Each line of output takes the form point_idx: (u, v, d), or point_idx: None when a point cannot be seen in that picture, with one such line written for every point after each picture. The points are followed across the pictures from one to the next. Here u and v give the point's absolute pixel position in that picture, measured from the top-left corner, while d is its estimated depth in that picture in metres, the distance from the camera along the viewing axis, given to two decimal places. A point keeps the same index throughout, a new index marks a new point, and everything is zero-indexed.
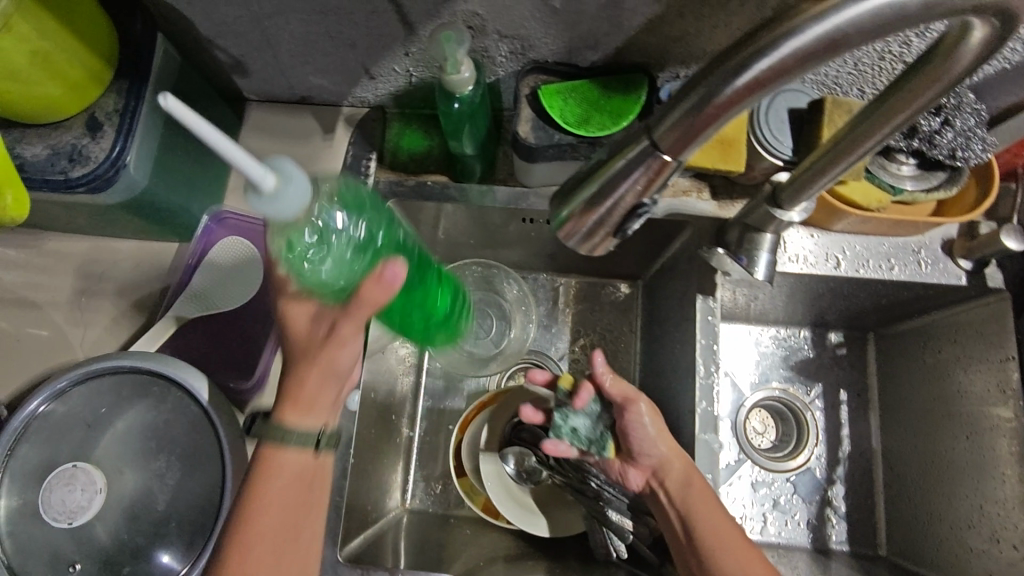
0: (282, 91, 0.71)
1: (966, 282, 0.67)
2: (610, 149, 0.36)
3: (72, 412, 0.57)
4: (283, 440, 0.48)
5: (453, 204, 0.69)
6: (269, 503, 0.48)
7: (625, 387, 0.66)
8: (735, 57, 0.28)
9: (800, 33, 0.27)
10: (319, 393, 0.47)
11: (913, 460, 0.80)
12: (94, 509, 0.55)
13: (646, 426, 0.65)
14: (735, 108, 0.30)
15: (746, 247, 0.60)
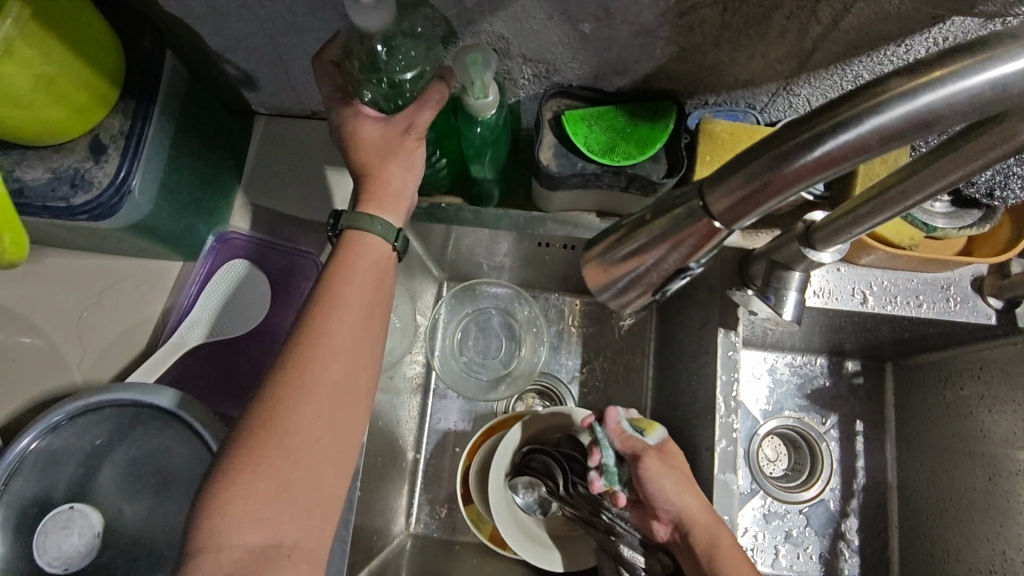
0: (293, 106, 0.69)
1: (995, 320, 0.65)
2: (653, 205, 0.34)
3: (70, 443, 0.55)
4: (364, 226, 0.49)
5: (467, 228, 0.67)
6: (343, 301, 0.46)
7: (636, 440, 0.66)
8: (809, 130, 0.26)
9: (886, 109, 0.25)
10: (396, 184, 0.50)
11: (930, 496, 0.78)
12: (91, 554, 0.52)
13: (664, 482, 0.62)
14: (803, 183, 0.28)
15: (774, 285, 0.57)
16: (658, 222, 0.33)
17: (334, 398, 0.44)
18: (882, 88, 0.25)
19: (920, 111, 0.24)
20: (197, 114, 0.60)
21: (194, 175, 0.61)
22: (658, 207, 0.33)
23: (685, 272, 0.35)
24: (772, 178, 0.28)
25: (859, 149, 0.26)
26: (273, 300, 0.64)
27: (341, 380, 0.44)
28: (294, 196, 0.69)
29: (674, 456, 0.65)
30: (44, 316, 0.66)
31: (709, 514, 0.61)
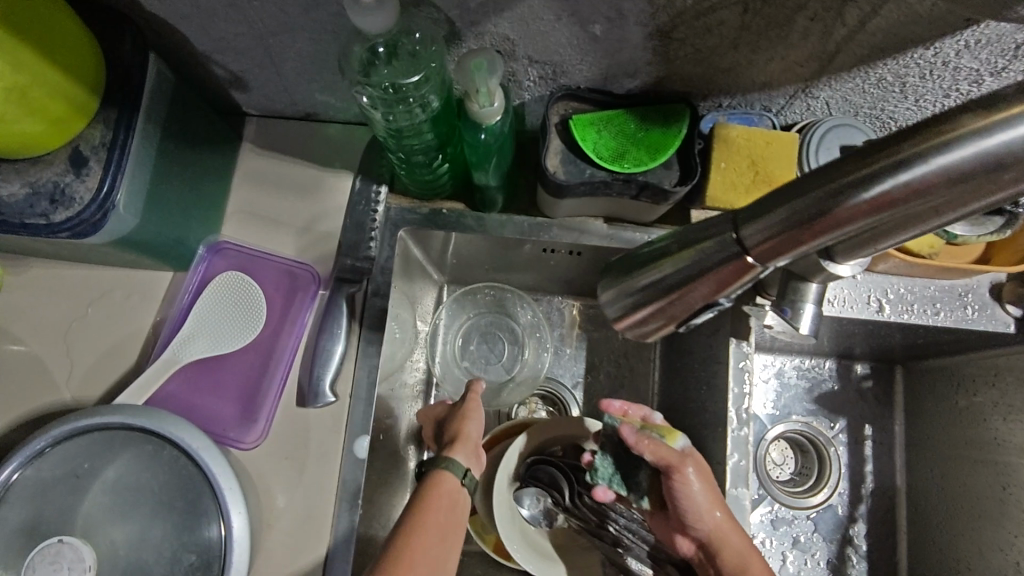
0: (284, 107, 0.65)
1: (1016, 329, 0.63)
2: (686, 233, 0.36)
3: (57, 468, 0.53)
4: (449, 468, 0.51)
5: (469, 235, 0.64)
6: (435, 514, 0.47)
7: (673, 453, 0.55)
8: (867, 168, 0.29)
9: (951, 149, 0.27)
10: (474, 434, 0.55)
11: (939, 502, 0.77)
12: None
13: (697, 501, 0.56)
14: (855, 220, 0.30)
15: (790, 297, 0.55)
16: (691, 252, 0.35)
17: (438, 544, 0.46)
18: (951, 125, 0.27)
19: (984, 151, 0.26)
20: (182, 120, 0.56)
21: (183, 185, 0.58)
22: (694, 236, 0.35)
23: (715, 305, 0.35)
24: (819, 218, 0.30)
25: (916, 189, 0.28)
26: (269, 314, 0.63)
27: (439, 555, 0.46)
28: (289, 204, 0.66)
29: (704, 467, 0.57)
30: (27, 331, 0.63)
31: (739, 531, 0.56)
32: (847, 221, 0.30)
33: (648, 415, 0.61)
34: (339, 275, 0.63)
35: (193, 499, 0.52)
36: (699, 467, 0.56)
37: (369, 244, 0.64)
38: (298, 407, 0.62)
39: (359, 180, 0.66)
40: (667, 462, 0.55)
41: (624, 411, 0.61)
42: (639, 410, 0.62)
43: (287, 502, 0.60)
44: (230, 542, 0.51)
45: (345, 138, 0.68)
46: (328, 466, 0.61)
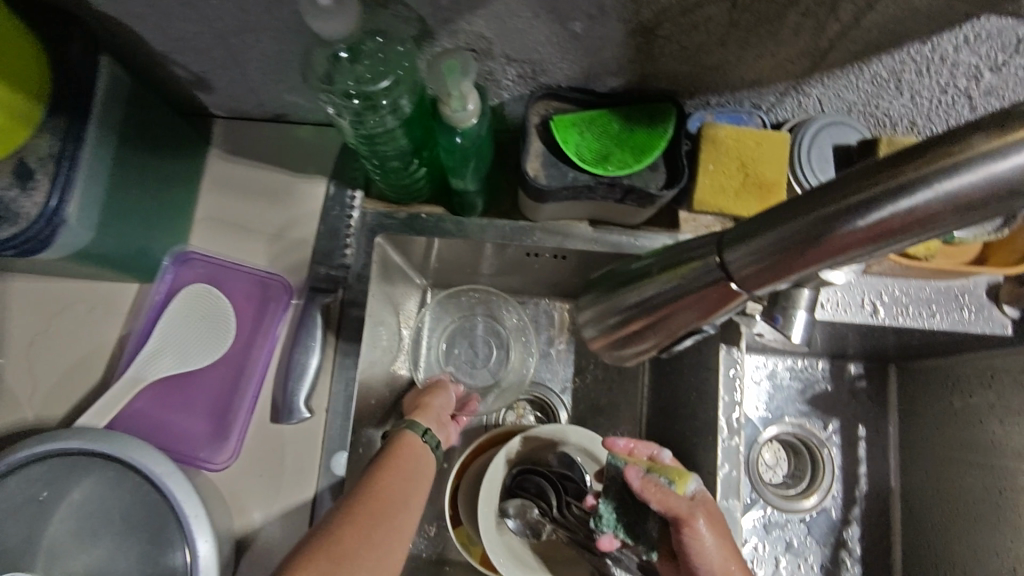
0: (253, 108, 0.62)
1: (1012, 330, 0.62)
2: (664, 258, 0.36)
3: (14, 496, 0.50)
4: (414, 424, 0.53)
5: (449, 240, 0.62)
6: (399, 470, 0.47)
7: (682, 504, 0.51)
8: (863, 194, 0.27)
9: (959, 173, 0.24)
10: (438, 403, 0.60)
11: (933, 504, 0.75)
12: None
13: (710, 552, 0.51)
14: (852, 247, 0.28)
15: (782, 304, 0.52)
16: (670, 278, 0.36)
17: (408, 483, 0.46)
18: (960, 146, 0.24)
19: (994, 177, 0.23)
20: (140, 125, 0.53)
21: (143, 194, 0.55)
22: (676, 260, 0.35)
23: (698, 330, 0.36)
24: (810, 245, 0.29)
25: (917, 217, 0.25)
26: (240, 328, 0.60)
27: (409, 489, 0.46)
28: (260, 210, 0.63)
29: (716, 518, 0.52)
30: None
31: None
32: (841, 249, 0.28)
33: (655, 453, 0.60)
34: (313, 285, 0.61)
35: (158, 527, 0.50)
36: (710, 515, 0.52)
37: (344, 251, 0.61)
38: (272, 422, 0.59)
39: (332, 184, 0.63)
40: (674, 513, 0.51)
41: (629, 451, 0.60)
42: (646, 448, 0.60)
43: (262, 519, 0.58)
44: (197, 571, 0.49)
45: (318, 140, 0.65)
46: (304, 483, 0.58)
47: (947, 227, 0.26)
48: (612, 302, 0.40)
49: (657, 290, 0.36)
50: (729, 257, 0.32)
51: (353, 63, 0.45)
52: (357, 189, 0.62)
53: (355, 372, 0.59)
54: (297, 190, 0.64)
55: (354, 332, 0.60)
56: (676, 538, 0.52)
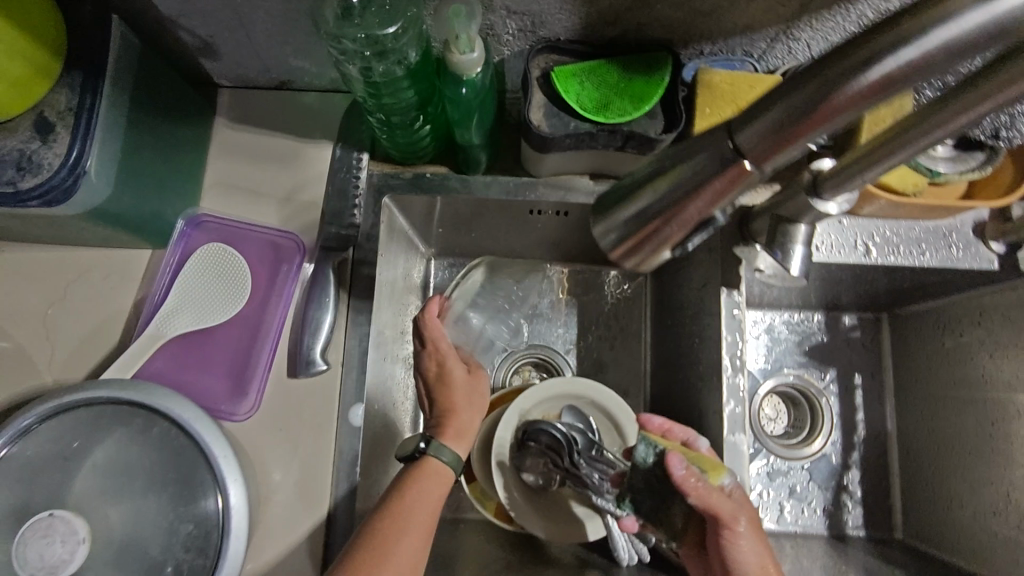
0: (258, 75, 0.64)
1: (999, 266, 0.64)
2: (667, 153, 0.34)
3: (46, 445, 0.51)
4: (440, 454, 0.52)
5: (453, 195, 0.64)
6: (415, 506, 0.48)
7: (732, 510, 0.50)
8: (864, 51, 0.26)
9: (959, 16, 0.24)
10: (468, 419, 0.55)
11: (927, 444, 0.78)
12: (78, 561, 0.48)
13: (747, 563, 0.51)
14: (852, 109, 0.27)
15: (780, 240, 0.56)
16: (671, 175, 0.33)
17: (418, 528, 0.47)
18: None
19: (996, 12, 0.23)
20: (151, 88, 0.55)
21: (156, 157, 0.56)
22: (669, 163, 0.33)
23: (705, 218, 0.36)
24: (813, 113, 0.28)
25: (920, 64, 0.25)
26: (254, 287, 0.62)
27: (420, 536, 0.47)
28: (269, 174, 0.65)
29: (756, 521, 0.52)
30: (5, 316, 0.61)
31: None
32: (842, 110, 0.27)
33: (690, 441, 0.61)
34: (325, 244, 0.62)
35: (189, 472, 0.52)
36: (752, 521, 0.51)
37: (353, 212, 0.63)
38: (290, 378, 0.61)
39: (338, 147, 0.64)
40: (720, 518, 0.50)
41: (664, 431, 0.62)
42: (682, 433, 0.62)
43: (283, 478, 0.60)
44: (228, 514, 0.50)
45: (322, 107, 0.66)
46: (324, 439, 0.60)
47: (940, 69, 0.26)
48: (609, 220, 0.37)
49: (654, 199, 0.34)
50: (740, 139, 0.31)
51: (362, 11, 0.47)
52: (364, 152, 0.64)
53: (369, 329, 0.60)
54: (305, 155, 0.65)
55: (366, 289, 0.62)
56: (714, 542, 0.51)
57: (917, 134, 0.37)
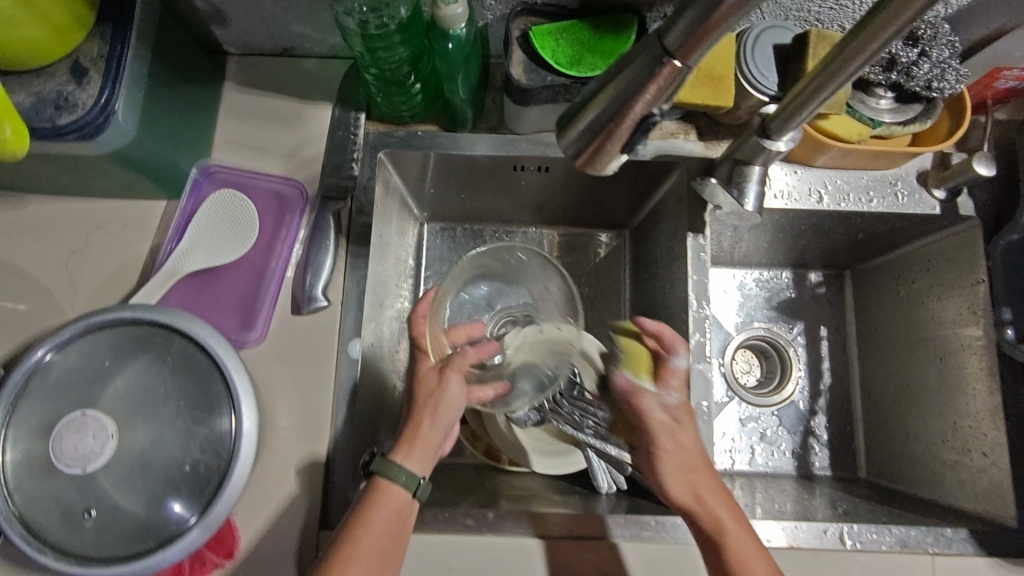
0: (264, 42, 0.70)
1: (940, 211, 0.71)
2: (612, 67, 0.37)
3: (82, 359, 0.57)
4: (391, 475, 0.55)
5: (442, 151, 0.70)
6: (378, 515, 0.54)
7: (671, 412, 0.63)
8: None
9: None
10: (428, 435, 0.58)
11: (884, 388, 0.83)
12: (106, 455, 0.54)
13: (695, 486, 0.60)
14: (744, 7, 0.31)
15: (736, 179, 0.62)
16: (616, 83, 0.37)
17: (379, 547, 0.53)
18: None
19: None
20: (169, 47, 0.61)
21: (173, 110, 0.62)
22: (616, 70, 0.37)
23: (649, 120, 0.37)
24: (714, 14, 0.31)
25: None
26: (260, 233, 0.67)
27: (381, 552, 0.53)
28: (273, 132, 0.71)
29: (693, 425, 0.64)
30: (32, 260, 0.67)
31: (755, 543, 0.57)
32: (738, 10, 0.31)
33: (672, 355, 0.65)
34: (326, 194, 0.68)
35: (205, 384, 0.57)
36: (691, 438, 0.62)
37: (351, 164, 0.69)
38: (293, 314, 0.66)
39: (337, 107, 0.71)
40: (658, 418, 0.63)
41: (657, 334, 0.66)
42: (671, 338, 0.66)
43: (287, 406, 0.65)
44: (240, 436, 0.55)
45: (322, 72, 0.73)
46: (324, 371, 0.66)
47: None
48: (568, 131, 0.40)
49: (604, 103, 0.38)
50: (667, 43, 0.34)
51: None
52: (361, 111, 0.70)
53: (366, 272, 0.66)
54: (306, 115, 0.71)
55: (362, 233, 0.67)
56: (663, 453, 0.62)
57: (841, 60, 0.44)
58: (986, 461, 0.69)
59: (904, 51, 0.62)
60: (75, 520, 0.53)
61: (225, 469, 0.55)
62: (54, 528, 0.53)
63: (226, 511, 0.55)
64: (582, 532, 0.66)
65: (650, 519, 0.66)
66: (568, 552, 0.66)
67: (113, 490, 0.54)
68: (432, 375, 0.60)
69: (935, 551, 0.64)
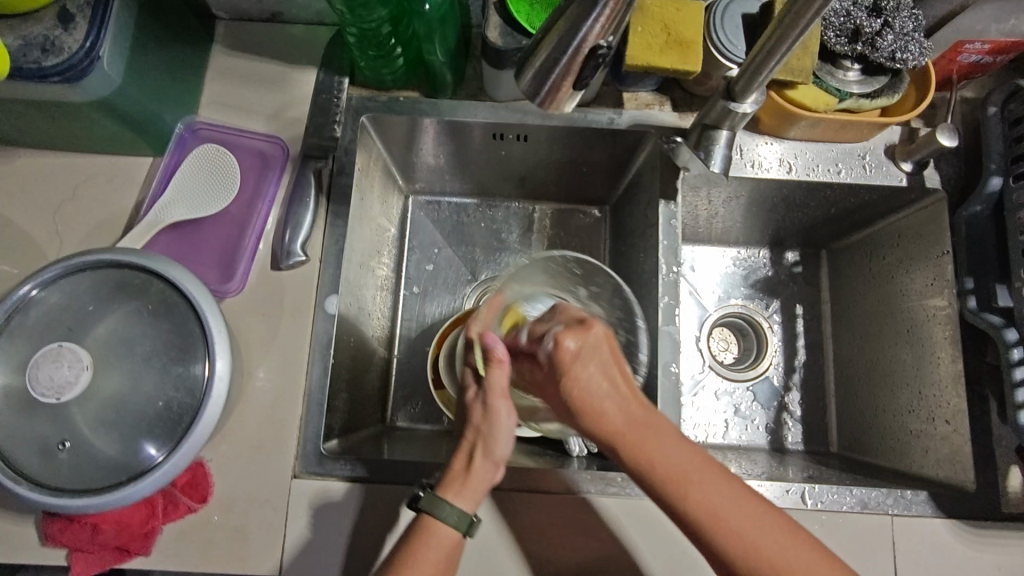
0: (252, 7, 0.73)
1: (907, 182, 0.74)
2: (557, 15, 0.41)
3: (65, 298, 0.59)
4: (439, 515, 0.52)
5: (427, 119, 0.73)
6: (425, 550, 0.52)
7: (572, 343, 0.49)
8: None
9: None
10: (478, 474, 0.54)
11: (857, 364, 0.83)
12: (82, 385, 0.55)
13: (609, 412, 0.49)
14: None
15: (704, 143, 0.64)
16: (563, 23, 0.40)
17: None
18: None
19: None
20: (158, 4, 0.63)
21: (160, 65, 0.64)
22: (561, 11, 0.40)
23: (597, 51, 0.41)
24: None
25: None
26: (242, 189, 0.69)
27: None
28: (259, 94, 0.73)
29: (597, 342, 0.50)
30: (21, 210, 0.69)
31: (678, 439, 0.49)
32: None
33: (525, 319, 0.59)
34: (307, 153, 0.70)
35: (182, 325, 0.59)
36: (604, 348, 0.50)
37: (333, 126, 0.71)
38: (272, 269, 0.68)
39: (321, 71, 0.73)
40: (557, 354, 0.50)
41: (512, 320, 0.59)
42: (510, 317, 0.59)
43: (263, 356, 0.67)
44: (212, 379, 0.57)
45: (307, 37, 0.75)
46: (300, 324, 0.67)
47: None
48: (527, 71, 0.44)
49: (553, 43, 0.41)
50: None
51: None
52: (344, 76, 0.73)
53: (345, 230, 0.68)
54: (291, 77, 0.73)
55: (342, 195, 0.69)
56: (562, 389, 0.50)
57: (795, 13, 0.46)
58: (949, 428, 0.70)
59: (867, 22, 0.64)
60: (49, 453, 0.54)
61: (197, 407, 0.57)
62: (27, 460, 0.54)
63: (197, 449, 0.56)
64: (548, 486, 0.65)
65: (617, 474, 0.66)
66: (532, 508, 0.64)
67: (88, 425, 0.55)
68: (475, 408, 0.54)
69: (895, 512, 0.66)
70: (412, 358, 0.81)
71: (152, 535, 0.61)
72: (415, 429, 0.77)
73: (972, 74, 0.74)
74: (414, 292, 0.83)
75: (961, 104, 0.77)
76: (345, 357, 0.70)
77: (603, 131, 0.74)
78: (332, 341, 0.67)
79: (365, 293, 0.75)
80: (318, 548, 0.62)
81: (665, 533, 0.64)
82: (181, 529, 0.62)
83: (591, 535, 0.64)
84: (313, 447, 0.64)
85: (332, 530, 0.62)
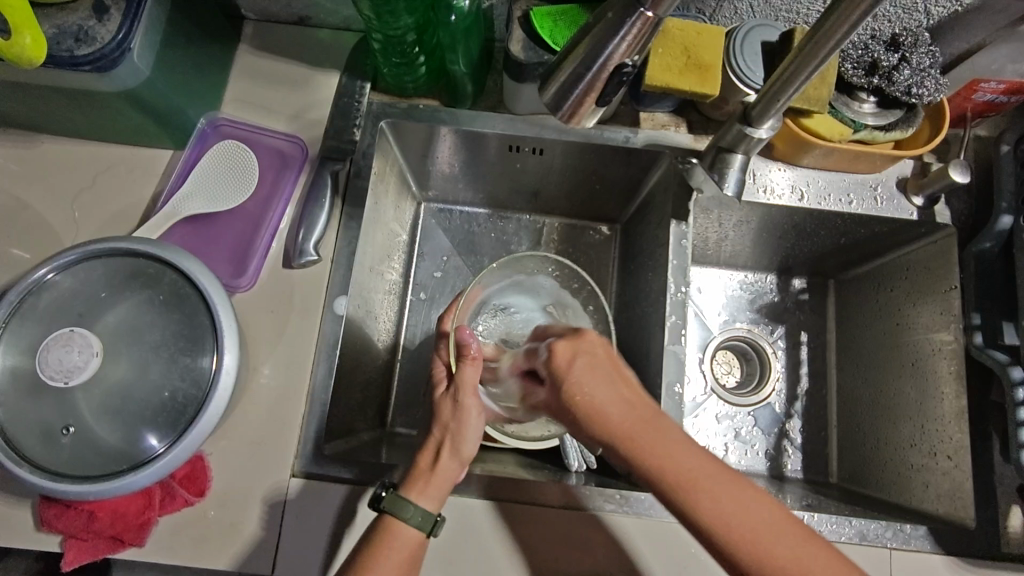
0: (281, 10, 0.74)
1: (917, 217, 0.75)
2: (583, 33, 0.42)
3: (77, 283, 0.59)
4: (403, 515, 0.52)
5: (445, 127, 0.74)
6: (391, 549, 0.52)
7: (565, 350, 0.51)
8: None
9: None
10: (440, 473, 0.54)
11: (861, 395, 0.82)
12: (90, 370, 0.55)
13: (611, 414, 0.48)
14: None
15: (718, 166, 0.65)
16: (586, 45, 0.42)
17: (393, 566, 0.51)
18: None
19: None
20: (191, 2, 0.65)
21: (187, 61, 0.66)
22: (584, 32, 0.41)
23: (623, 68, 0.42)
24: None
25: None
26: (259, 186, 0.70)
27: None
28: (282, 95, 0.74)
29: (593, 346, 0.52)
30: (39, 194, 0.69)
31: (683, 441, 0.48)
32: None
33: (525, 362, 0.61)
34: (326, 155, 0.71)
35: (191, 316, 0.59)
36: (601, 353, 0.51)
37: (353, 130, 0.72)
38: (284, 267, 0.69)
39: (345, 76, 0.74)
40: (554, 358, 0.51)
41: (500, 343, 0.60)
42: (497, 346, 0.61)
43: (268, 354, 0.67)
44: (219, 372, 0.57)
45: (332, 42, 0.76)
46: (308, 323, 0.68)
47: None
48: (551, 86, 0.45)
49: (578, 59, 0.42)
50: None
51: None
52: (367, 82, 0.74)
53: (358, 232, 0.69)
54: (314, 80, 0.75)
55: (357, 199, 0.70)
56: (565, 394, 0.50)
57: (816, 43, 0.47)
58: (951, 464, 0.69)
59: (886, 56, 0.65)
60: (52, 437, 0.54)
61: (203, 399, 0.57)
62: (28, 442, 0.54)
63: (200, 441, 0.56)
64: (544, 499, 0.65)
65: (615, 491, 0.65)
66: (528, 521, 0.64)
67: (91, 410, 0.55)
68: (446, 404, 0.55)
69: (893, 546, 0.65)
70: (415, 364, 0.81)
71: (147, 526, 0.60)
72: (414, 435, 0.77)
73: (986, 113, 0.75)
74: (421, 298, 0.83)
75: (975, 142, 0.78)
76: (350, 358, 0.71)
77: (618, 149, 0.75)
78: (337, 342, 0.67)
79: (374, 296, 0.76)
80: (311, 547, 0.61)
81: (657, 552, 0.64)
82: (176, 522, 0.62)
83: (585, 551, 0.64)
84: (313, 446, 0.64)
85: (327, 532, 0.62)
